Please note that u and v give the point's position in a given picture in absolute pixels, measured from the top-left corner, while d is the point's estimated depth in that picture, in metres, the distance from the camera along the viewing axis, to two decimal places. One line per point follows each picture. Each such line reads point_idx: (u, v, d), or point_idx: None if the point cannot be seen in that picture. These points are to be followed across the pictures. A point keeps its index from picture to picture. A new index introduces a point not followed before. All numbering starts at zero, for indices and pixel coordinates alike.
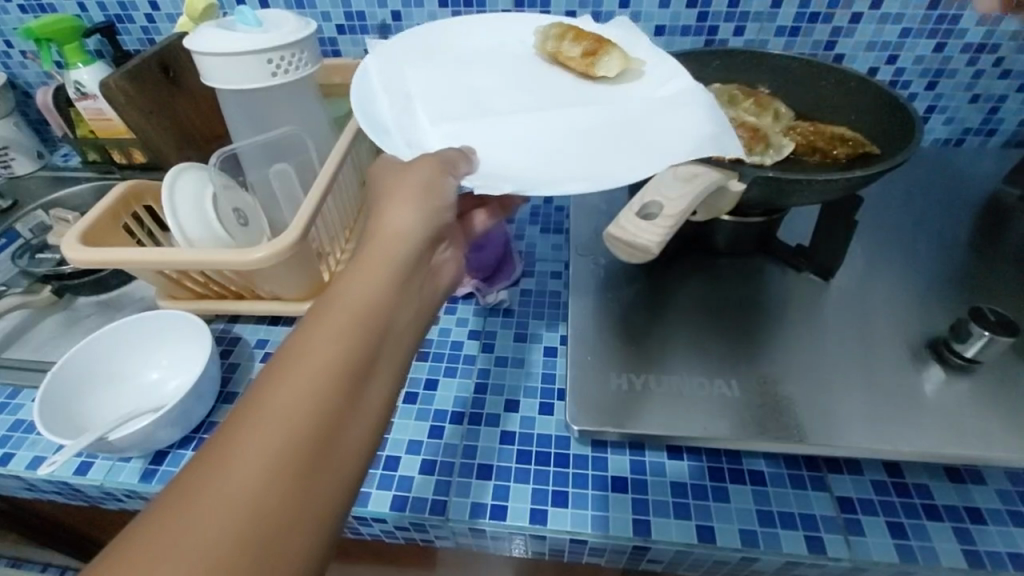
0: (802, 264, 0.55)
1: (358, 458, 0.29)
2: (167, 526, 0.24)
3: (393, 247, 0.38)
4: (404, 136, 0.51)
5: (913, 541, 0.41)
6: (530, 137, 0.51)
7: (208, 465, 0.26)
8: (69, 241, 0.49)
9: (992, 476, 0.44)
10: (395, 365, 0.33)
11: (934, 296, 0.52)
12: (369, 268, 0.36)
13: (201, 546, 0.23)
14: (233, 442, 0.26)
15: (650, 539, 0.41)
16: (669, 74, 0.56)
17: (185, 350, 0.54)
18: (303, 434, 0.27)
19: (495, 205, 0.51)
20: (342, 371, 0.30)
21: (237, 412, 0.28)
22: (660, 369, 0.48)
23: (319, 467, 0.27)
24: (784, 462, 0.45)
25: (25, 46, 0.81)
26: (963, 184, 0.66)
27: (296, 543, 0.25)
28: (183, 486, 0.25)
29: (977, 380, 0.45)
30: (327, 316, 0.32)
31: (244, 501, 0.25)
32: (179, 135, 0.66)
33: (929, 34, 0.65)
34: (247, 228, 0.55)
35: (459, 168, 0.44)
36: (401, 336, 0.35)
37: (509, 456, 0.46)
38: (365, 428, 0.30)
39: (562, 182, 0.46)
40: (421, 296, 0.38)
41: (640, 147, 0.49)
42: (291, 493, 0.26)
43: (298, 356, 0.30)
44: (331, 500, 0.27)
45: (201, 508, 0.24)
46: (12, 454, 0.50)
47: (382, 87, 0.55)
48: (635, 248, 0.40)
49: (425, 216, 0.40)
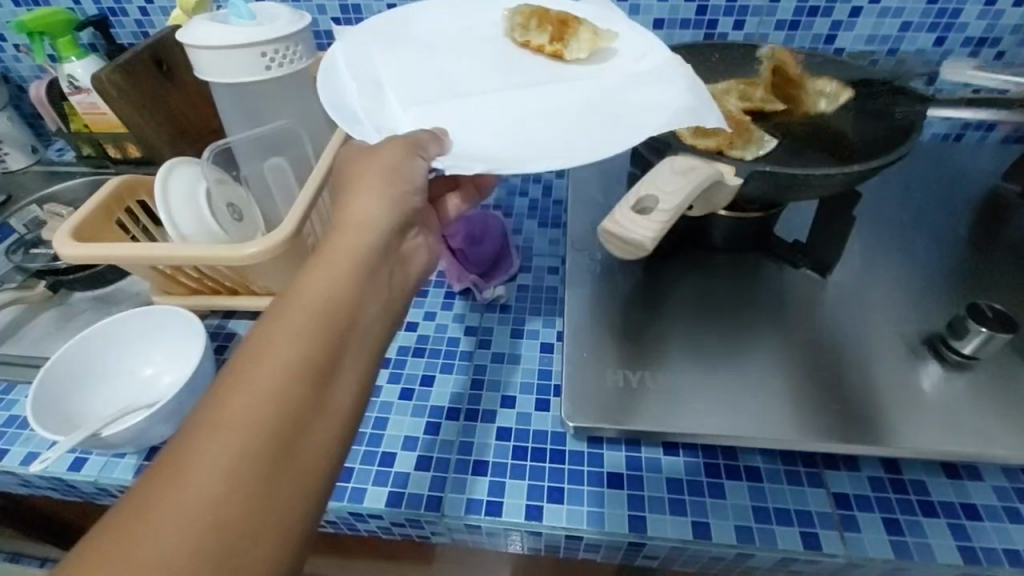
0: (800, 260, 0.55)
1: (328, 453, 0.29)
2: (131, 529, 0.23)
3: (361, 237, 0.37)
4: (373, 122, 0.50)
5: (908, 538, 0.41)
6: (502, 118, 0.51)
7: (173, 466, 0.25)
8: (61, 236, 0.48)
9: (988, 472, 0.44)
10: (366, 355, 0.33)
11: (932, 292, 0.52)
12: (337, 257, 0.36)
13: (169, 546, 0.23)
14: (196, 443, 0.26)
15: (646, 536, 0.41)
16: (644, 49, 0.56)
17: (180, 345, 0.54)
18: (267, 432, 0.27)
19: (470, 186, 0.51)
20: (309, 364, 0.30)
21: (201, 409, 0.27)
22: (655, 366, 0.47)
23: (286, 465, 0.27)
24: (780, 458, 0.45)
25: (19, 39, 0.80)
26: (963, 179, 0.66)
27: (269, 540, 0.25)
28: (149, 486, 0.25)
29: (975, 376, 0.45)
30: (291, 310, 0.32)
31: (209, 502, 0.24)
32: (173, 128, 0.65)
33: (929, 27, 0.64)
34: (242, 223, 0.55)
35: (428, 150, 0.44)
36: (372, 325, 0.35)
37: (504, 453, 0.46)
38: (336, 419, 0.30)
39: (536, 159, 0.46)
40: (393, 284, 0.38)
41: (617, 119, 0.49)
42: (260, 490, 0.26)
43: (262, 350, 0.30)
44: (304, 495, 0.27)
45: (168, 508, 0.24)
46: (6, 449, 0.50)
47: (349, 75, 0.54)
48: (629, 243, 0.40)
49: (393, 205, 0.40)
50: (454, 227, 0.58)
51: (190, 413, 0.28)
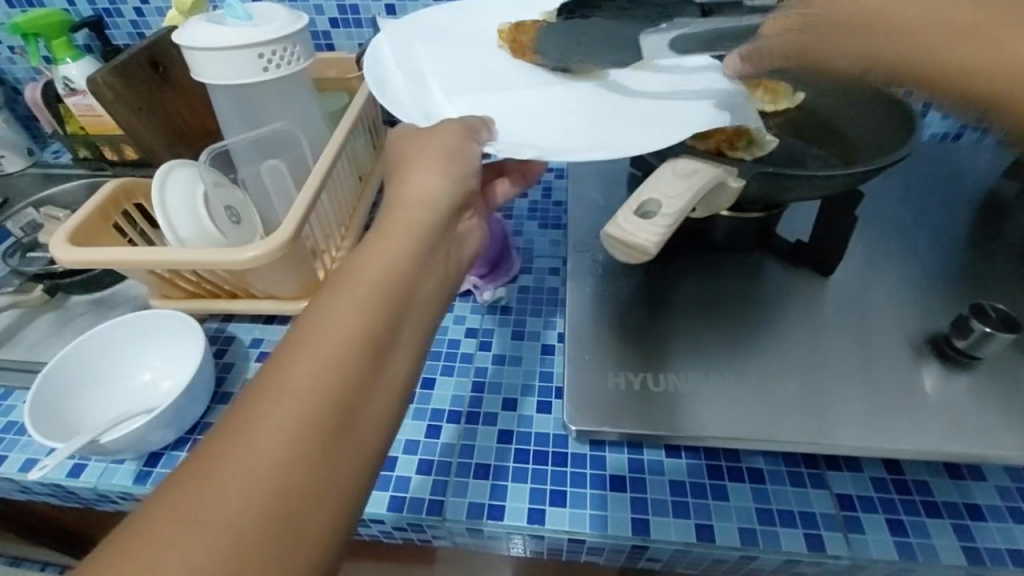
0: (802, 260, 0.54)
1: (384, 425, 0.29)
2: (198, 488, 0.24)
3: (419, 212, 0.37)
4: (420, 110, 0.51)
5: (912, 538, 0.40)
6: (535, 113, 0.51)
7: (241, 425, 0.25)
8: (57, 240, 0.48)
9: (991, 472, 0.44)
10: (422, 334, 0.33)
11: (934, 291, 0.52)
12: (396, 231, 0.35)
13: (231, 507, 0.23)
14: (265, 406, 0.26)
15: (649, 538, 0.41)
16: (681, 55, 0.58)
17: (179, 349, 0.53)
18: (330, 400, 0.27)
19: (517, 173, 0.51)
20: (371, 336, 0.30)
21: (266, 375, 0.27)
22: (660, 368, 0.47)
23: (346, 434, 0.27)
24: (783, 459, 0.45)
25: (13, 41, 0.80)
26: (963, 178, 0.66)
27: (325, 512, 0.25)
28: (214, 446, 0.25)
29: (978, 377, 0.45)
30: (354, 279, 0.32)
31: (273, 464, 0.24)
32: (170, 130, 0.65)
33: None
34: (240, 225, 0.55)
35: (482, 135, 0.44)
36: (428, 303, 0.34)
37: (506, 456, 0.46)
38: (391, 397, 0.30)
39: (581, 148, 0.46)
40: (448, 263, 0.37)
41: (655, 118, 0.50)
42: (320, 459, 0.25)
43: (327, 319, 0.30)
44: (361, 467, 0.27)
45: (231, 471, 0.24)
46: (4, 456, 0.50)
47: (395, 67, 0.55)
48: (632, 248, 0.39)
49: (449, 183, 0.40)
50: None
51: (257, 378, 0.28)
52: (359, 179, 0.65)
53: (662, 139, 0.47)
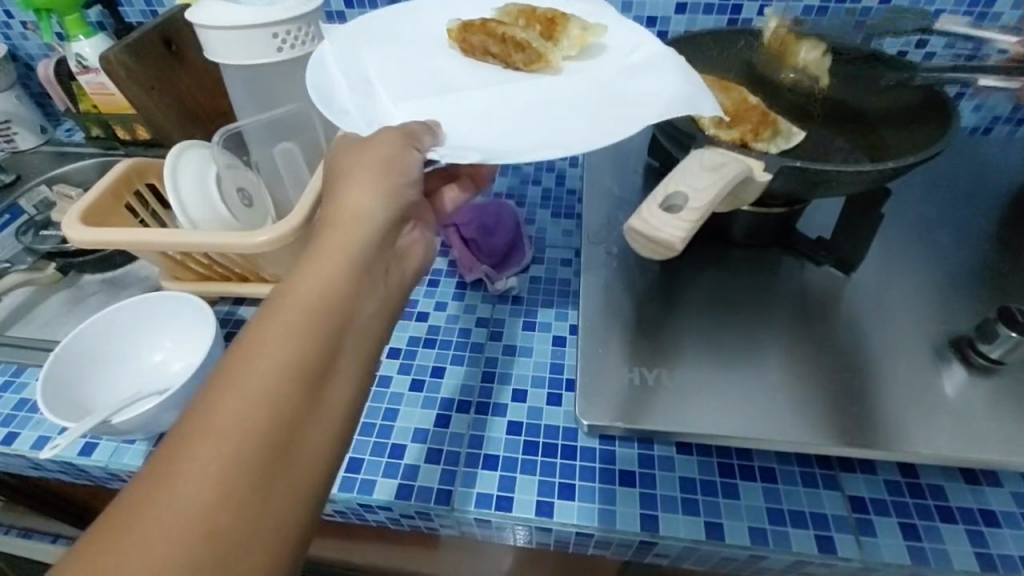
0: (822, 256, 0.53)
1: (324, 457, 0.28)
2: (115, 542, 0.23)
3: (356, 230, 0.36)
4: (363, 114, 0.50)
5: (925, 543, 0.40)
6: (498, 107, 0.51)
7: (160, 475, 0.25)
8: (69, 219, 0.47)
9: (1009, 477, 0.43)
10: (363, 356, 0.32)
11: (956, 292, 0.51)
12: (331, 252, 0.34)
13: (153, 560, 0.23)
14: (185, 453, 0.25)
15: (658, 535, 0.40)
16: (636, 43, 0.56)
17: (189, 333, 0.53)
18: (257, 439, 0.26)
19: (466, 179, 0.50)
20: (302, 365, 0.29)
21: (188, 415, 0.27)
22: (670, 364, 0.46)
23: (278, 472, 0.26)
24: (795, 458, 0.44)
25: (26, 17, 0.79)
26: (989, 176, 0.64)
27: (260, 551, 0.25)
28: (133, 497, 0.24)
29: (1001, 382, 0.44)
30: (281, 309, 0.31)
31: (195, 513, 0.24)
32: (182, 111, 0.64)
33: (963, 17, 0.62)
34: (252, 208, 0.54)
35: (423, 141, 0.43)
36: (367, 325, 0.33)
37: (515, 448, 0.46)
38: (331, 424, 0.29)
39: (533, 149, 0.45)
40: (389, 280, 0.37)
41: (615, 108, 0.49)
42: (250, 499, 0.25)
43: (252, 351, 0.29)
44: (297, 502, 0.26)
45: (154, 519, 0.23)
46: (17, 433, 0.50)
47: (339, 72, 0.53)
48: (658, 243, 0.38)
49: (388, 197, 0.39)
50: (467, 218, 0.59)
51: (177, 420, 0.27)
52: None
53: (615, 134, 0.45)
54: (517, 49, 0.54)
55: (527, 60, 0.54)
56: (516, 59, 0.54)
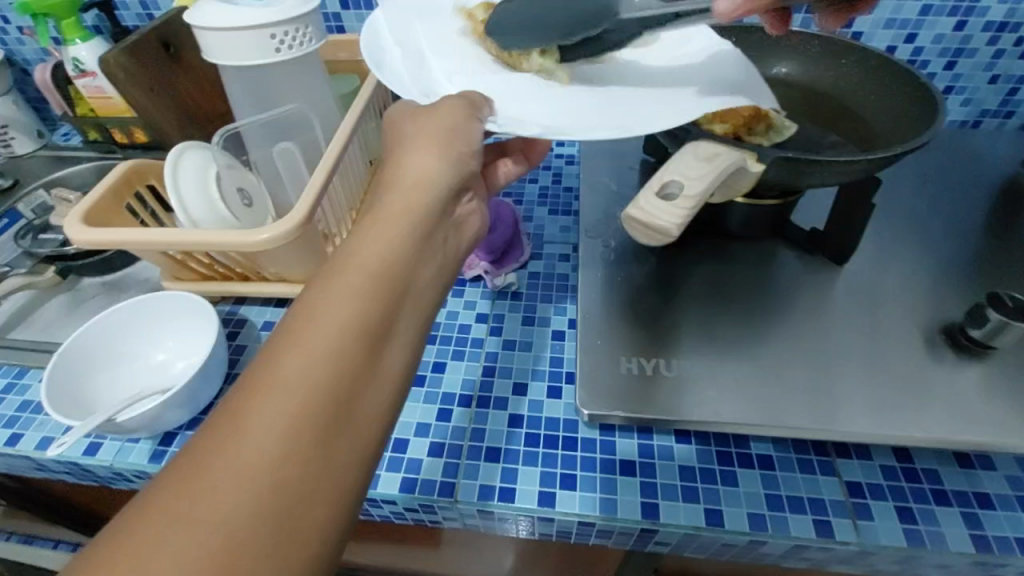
0: (816, 248, 0.54)
1: (380, 422, 0.29)
2: (189, 482, 0.23)
3: (418, 194, 0.37)
4: (419, 86, 0.50)
5: (921, 526, 0.41)
6: (550, 92, 0.51)
7: (234, 420, 0.25)
8: (71, 220, 0.48)
9: (1002, 462, 0.44)
10: (418, 322, 0.33)
11: (947, 280, 0.52)
12: (394, 217, 0.35)
13: (226, 501, 0.23)
14: (256, 401, 0.26)
15: (659, 523, 0.41)
16: (685, 47, 0.59)
17: (191, 333, 0.54)
18: (325, 395, 0.27)
19: (518, 153, 0.51)
20: (365, 327, 0.30)
21: (261, 364, 0.27)
22: (671, 353, 0.47)
23: (341, 429, 0.27)
24: (793, 446, 0.45)
25: (23, 22, 0.79)
26: (979, 167, 0.65)
27: (323, 502, 0.25)
28: (206, 439, 0.25)
29: (993, 367, 0.45)
30: (347, 269, 0.31)
31: (265, 460, 0.24)
32: (181, 113, 0.65)
33: (950, 11, 0.63)
34: (252, 208, 0.55)
35: (484, 112, 0.44)
36: (423, 291, 0.34)
37: (517, 440, 0.46)
38: (387, 387, 0.30)
39: (591, 127, 0.46)
40: (445, 250, 0.37)
41: (669, 97, 0.51)
42: (316, 450, 0.26)
43: (322, 308, 0.29)
44: (358, 462, 0.27)
45: (227, 463, 0.24)
46: (21, 434, 0.50)
47: (393, 44, 0.54)
48: (654, 229, 0.39)
49: (448, 164, 0.39)
50: None
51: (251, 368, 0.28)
52: (368, 164, 0.64)
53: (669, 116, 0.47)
54: None
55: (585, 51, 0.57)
56: None
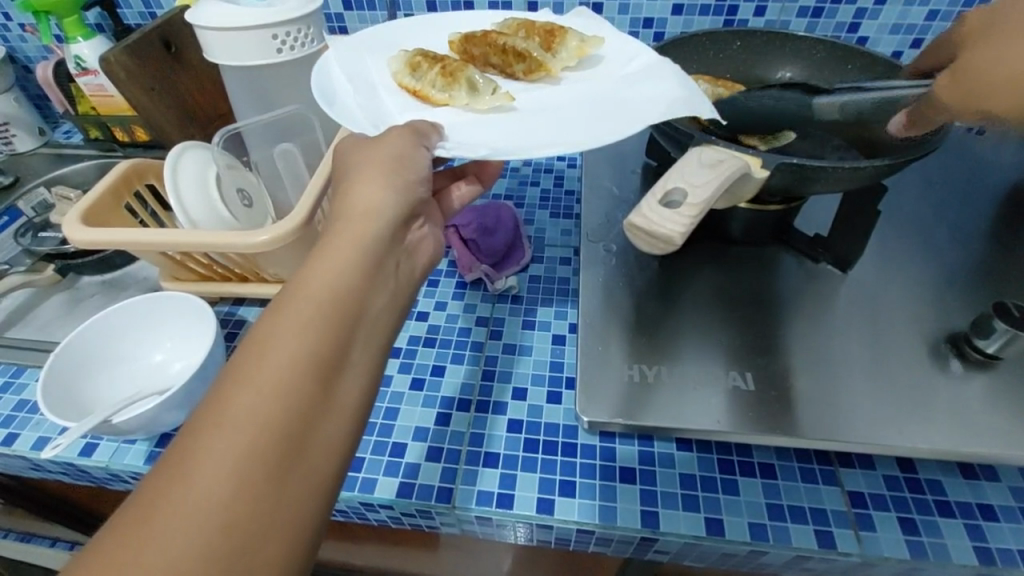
0: (819, 254, 0.54)
1: (336, 450, 0.28)
2: (133, 532, 0.23)
3: (367, 223, 0.37)
4: (370, 118, 0.50)
5: (924, 537, 0.40)
6: (496, 117, 0.51)
7: (178, 466, 0.25)
8: (69, 218, 0.47)
9: (1006, 472, 0.43)
10: (373, 350, 0.33)
11: (951, 288, 0.51)
12: (345, 246, 0.35)
13: (173, 549, 0.22)
14: (201, 444, 0.25)
15: (659, 531, 0.40)
16: (632, 54, 0.57)
17: (189, 333, 0.53)
18: (274, 429, 0.26)
19: (472, 176, 0.51)
20: (315, 357, 0.29)
21: (204, 406, 0.27)
22: (671, 361, 0.47)
23: (293, 462, 0.26)
24: (795, 454, 0.44)
25: (24, 19, 0.79)
26: (985, 173, 0.65)
27: (278, 538, 0.25)
28: (148, 489, 0.24)
29: (998, 376, 0.44)
30: (294, 302, 0.31)
31: (214, 502, 0.24)
32: (181, 112, 0.64)
33: (957, 17, 0.64)
34: (251, 209, 0.54)
35: (431, 140, 0.44)
36: (377, 318, 0.34)
37: (515, 445, 0.46)
38: (344, 415, 0.29)
39: (539, 146, 0.46)
40: (399, 274, 0.37)
41: (618, 112, 0.50)
42: (267, 488, 0.25)
43: (267, 343, 0.29)
44: (313, 494, 0.26)
45: (173, 509, 0.23)
46: (17, 434, 0.50)
47: (346, 80, 0.53)
48: (658, 238, 0.39)
49: (399, 191, 0.39)
50: (467, 218, 0.59)
51: (192, 411, 0.27)
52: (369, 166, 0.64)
53: (613, 134, 0.46)
54: (518, 59, 0.56)
55: (527, 69, 0.56)
56: (516, 69, 0.57)
